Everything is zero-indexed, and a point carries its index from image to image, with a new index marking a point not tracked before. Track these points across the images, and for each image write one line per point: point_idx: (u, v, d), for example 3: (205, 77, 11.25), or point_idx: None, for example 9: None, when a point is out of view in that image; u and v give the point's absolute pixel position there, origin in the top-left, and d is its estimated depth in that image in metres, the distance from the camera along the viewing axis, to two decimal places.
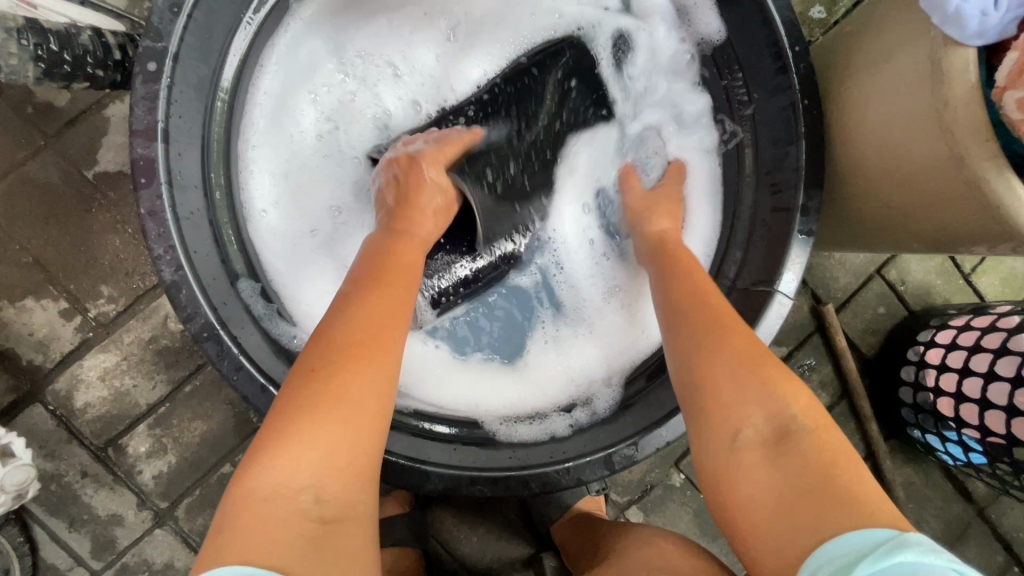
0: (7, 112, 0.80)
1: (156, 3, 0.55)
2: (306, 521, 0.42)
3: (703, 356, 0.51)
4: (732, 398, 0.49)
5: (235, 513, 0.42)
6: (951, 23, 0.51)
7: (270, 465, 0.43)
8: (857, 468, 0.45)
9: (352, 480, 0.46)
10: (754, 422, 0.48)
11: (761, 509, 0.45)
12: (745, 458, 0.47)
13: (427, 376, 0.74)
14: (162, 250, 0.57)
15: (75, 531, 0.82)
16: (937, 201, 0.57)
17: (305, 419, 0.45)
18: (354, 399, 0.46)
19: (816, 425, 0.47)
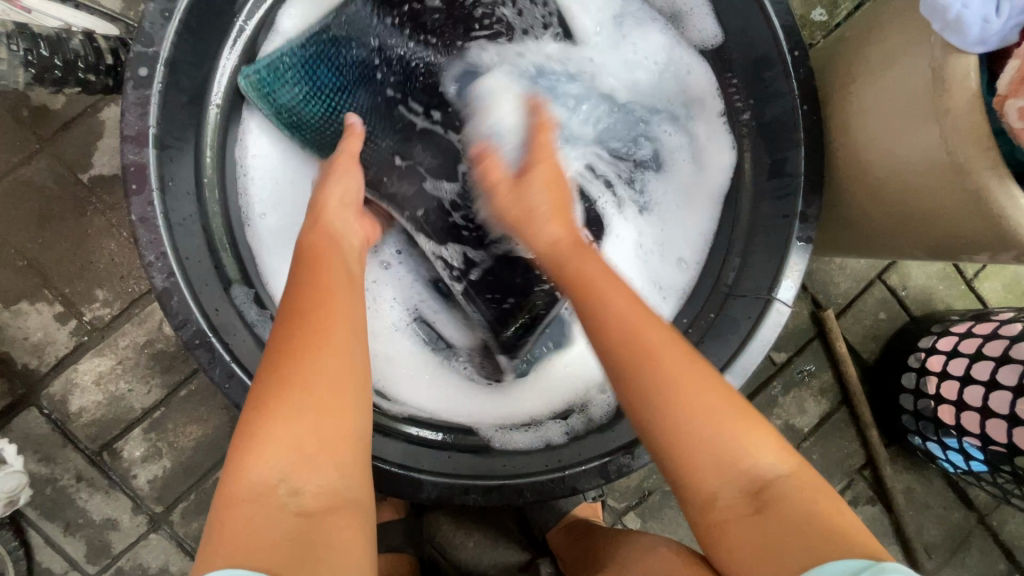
0: (1, 116, 0.80)
1: (148, 8, 0.55)
2: (288, 515, 0.42)
3: (672, 401, 0.46)
4: (708, 454, 0.46)
5: (219, 515, 0.42)
6: (952, 29, 0.50)
7: (248, 465, 0.43)
8: (833, 503, 0.45)
9: (329, 466, 0.44)
10: (728, 486, 0.46)
11: (743, 548, 0.45)
12: (728, 510, 0.46)
13: (432, 392, 0.73)
14: (154, 257, 0.56)
15: (70, 535, 0.82)
16: (938, 209, 0.56)
17: (273, 414, 0.44)
18: (314, 386, 0.45)
19: (789, 469, 0.47)
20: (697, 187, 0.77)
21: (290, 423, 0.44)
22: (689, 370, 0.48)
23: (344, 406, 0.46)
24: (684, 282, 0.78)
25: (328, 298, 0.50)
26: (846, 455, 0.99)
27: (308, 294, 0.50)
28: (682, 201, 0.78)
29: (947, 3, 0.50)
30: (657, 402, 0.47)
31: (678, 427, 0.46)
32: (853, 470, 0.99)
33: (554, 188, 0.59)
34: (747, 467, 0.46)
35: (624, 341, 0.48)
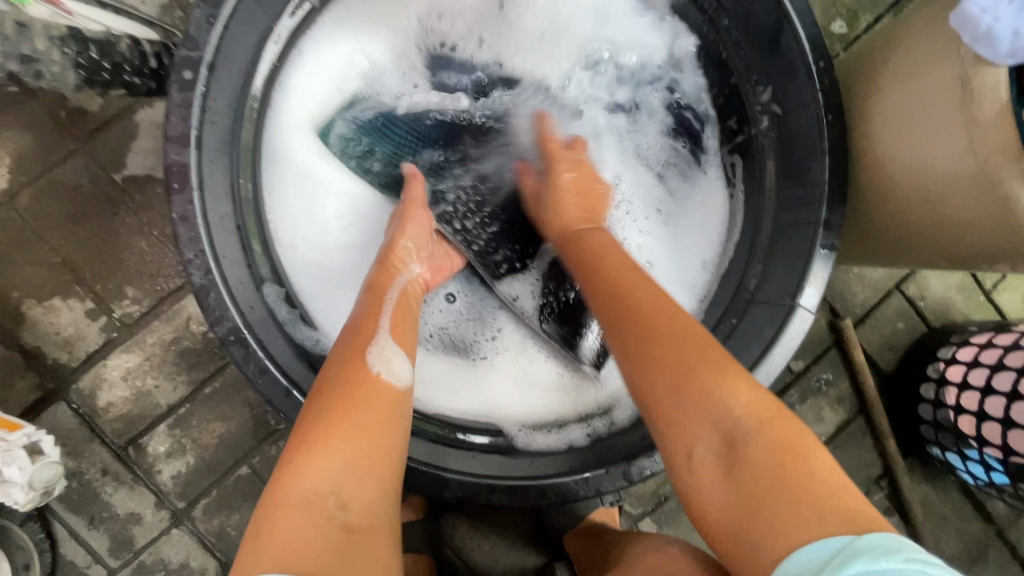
0: (39, 115, 0.82)
1: (194, 15, 0.57)
2: (332, 527, 0.43)
3: (647, 358, 0.49)
4: (680, 405, 0.47)
5: (268, 517, 0.43)
6: (981, 42, 0.51)
7: (301, 474, 0.45)
8: (809, 461, 0.43)
9: (373, 484, 0.46)
10: (704, 438, 0.46)
11: (720, 517, 0.44)
12: (703, 469, 0.46)
13: (466, 393, 0.74)
14: (192, 254, 0.58)
15: (94, 528, 0.83)
16: (966, 219, 0.57)
17: (328, 427, 0.47)
18: (368, 405, 0.49)
19: (759, 421, 0.45)
20: (710, 190, 0.80)
21: (346, 434, 0.47)
22: (673, 323, 0.50)
23: (393, 427, 0.50)
24: (703, 281, 0.80)
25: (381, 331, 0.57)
26: (863, 465, 0.99)
27: (369, 328, 0.56)
28: (700, 204, 0.81)
29: (977, 15, 0.51)
30: (633, 350, 0.50)
31: (653, 365, 0.49)
32: (869, 480, 0.99)
33: (567, 188, 0.70)
34: (718, 417, 0.45)
35: (612, 301, 0.54)
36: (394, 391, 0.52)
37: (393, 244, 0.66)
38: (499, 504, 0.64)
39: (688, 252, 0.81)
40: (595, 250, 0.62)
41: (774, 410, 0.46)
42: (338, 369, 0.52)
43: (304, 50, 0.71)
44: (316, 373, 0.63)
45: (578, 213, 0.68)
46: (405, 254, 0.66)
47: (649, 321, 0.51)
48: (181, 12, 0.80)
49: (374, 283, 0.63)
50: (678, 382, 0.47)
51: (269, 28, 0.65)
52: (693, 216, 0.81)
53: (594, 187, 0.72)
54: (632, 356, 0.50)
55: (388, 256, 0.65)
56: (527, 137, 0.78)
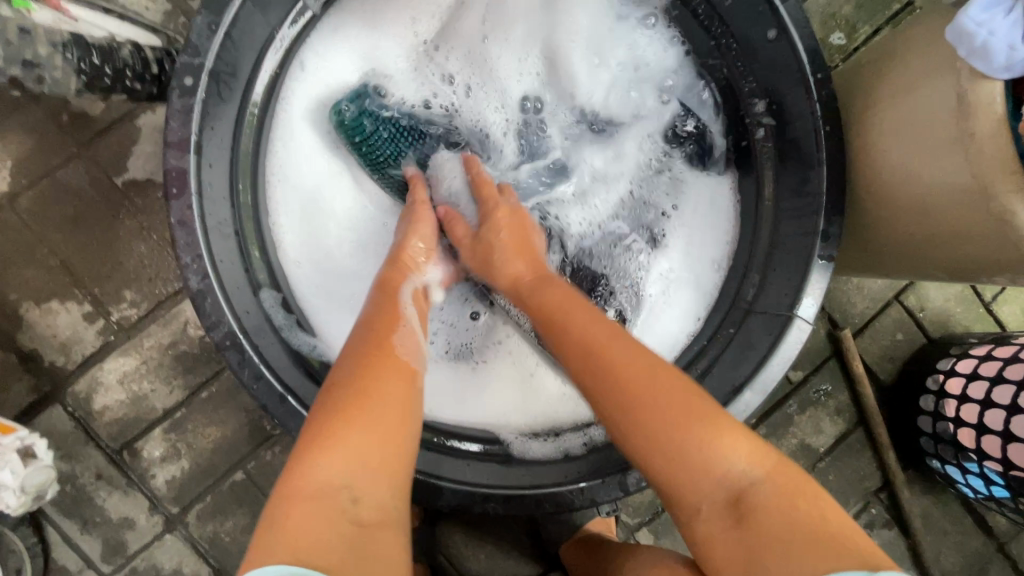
0: (43, 119, 0.82)
1: (195, 22, 0.57)
2: (346, 522, 0.43)
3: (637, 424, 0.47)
4: (680, 466, 0.45)
5: (280, 512, 0.43)
6: (978, 56, 0.52)
7: (316, 465, 0.45)
8: (816, 504, 0.43)
9: (387, 478, 0.46)
10: (710, 496, 0.45)
11: (733, 569, 0.44)
12: (711, 523, 0.45)
13: (464, 399, 0.75)
14: (190, 259, 0.58)
15: (87, 533, 0.83)
16: (966, 232, 0.57)
17: (343, 419, 0.47)
18: (384, 396, 0.49)
19: (763, 472, 0.45)
20: (707, 199, 0.82)
21: (361, 426, 0.47)
22: (647, 381, 0.48)
23: (409, 420, 0.50)
24: (709, 289, 0.80)
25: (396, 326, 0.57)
26: (862, 477, 0.98)
27: (384, 322, 0.57)
28: (699, 214, 0.82)
29: (972, 29, 0.51)
30: (615, 408, 0.48)
31: (640, 427, 0.47)
32: (868, 493, 0.98)
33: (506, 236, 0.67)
34: (721, 473, 0.45)
35: (587, 359, 0.51)
36: (411, 385, 0.52)
37: (406, 245, 0.66)
38: (493, 513, 0.64)
39: (690, 260, 0.82)
40: (552, 303, 0.58)
41: (775, 460, 0.46)
42: (352, 361, 0.52)
43: (306, 60, 0.73)
44: (312, 379, 0.63)
45: (523, 267, 0.64)
46: (417, 256, 0.67)
47: (639, 377, 0.48)
48: (184, 18, 0.82)
49: (384, 280, 0.63)
50: (675, 446, 0.46)
51: (272, 34, 0.65)
52: (692, 224, 0.82)
53: (527, 232, 0.68)
54: (621, 409, 0.48)
55: (399, 257, 0.65)
56: (456, 179, 0.75)
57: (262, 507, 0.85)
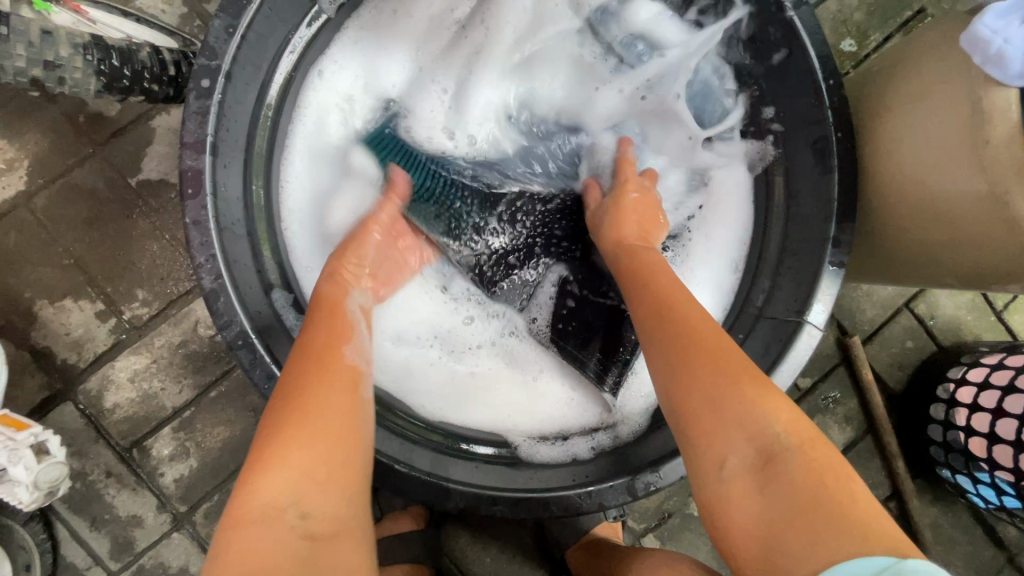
0: (59, 119, 0.83)
1: (213, 24, 0.58)
2: (294, 539, 0.43)
3: (682, 371, 0.48)
4: (720, 416, 0.46)
5: (227, 536, 0.43)
6: (993, 63, 0.52)
7: (257, 489, 0.44)
8: (846, 480, 0.42)
9: (336, 489, 0.46)
10: (737, 450, 0.45)
11: (751, 539, 0.43)
12: (735, 486, 0.44)
13: (473, 406, 0.74)
14: (204, 258, 0.58)
15: (95, 530, 0.83)
16: (980, 238, 0.56)
17: (283, 436, 0.46)
18: (324, 409, 0.48)
19: (799, 441, 0.44)
20: (731, 199, 0.79)
21: (300, 444, 0.46)
22: (712, 332, 0.51)
23: (357, 434, 0.49)
24: (727, 291, 0.79)
25: (336, 337, 0.55)
26: (870, 485, 0.98)
27: (324, 333, 0.55)
28: (722, 215, 0.79)
29: (988, 37, 0.51)
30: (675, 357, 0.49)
31: (695, 376, 0.48)
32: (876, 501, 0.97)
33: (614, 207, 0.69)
34: (755, 430, 0.44)
35: (664, 308, 0.53)
36: (354, 396, 0.51)
37: (347, 254, 0.64)
38: (500, 516, 0.63)
39: (713, 261, 0.79)
40: (640, 267, 0.60)
41: (812, 434, 0.45)
42: (294, 374, 0.51)
43: (322, 68, 0.73)
44: None
45: (635, 230, 0.66)
46: (357, 265, 0.64)
47: (707, 333, 0.50)
48: (200, 22, 0.83)
49: (323, 295, 0.59)
50: (727, 396, 0.46)
51: (287, 37, 0.67)
52: (714, 225, 0.80)
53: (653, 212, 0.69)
54: (680, 352, 0.49)
55: (340, 268, 0.63)
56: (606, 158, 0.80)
57: None
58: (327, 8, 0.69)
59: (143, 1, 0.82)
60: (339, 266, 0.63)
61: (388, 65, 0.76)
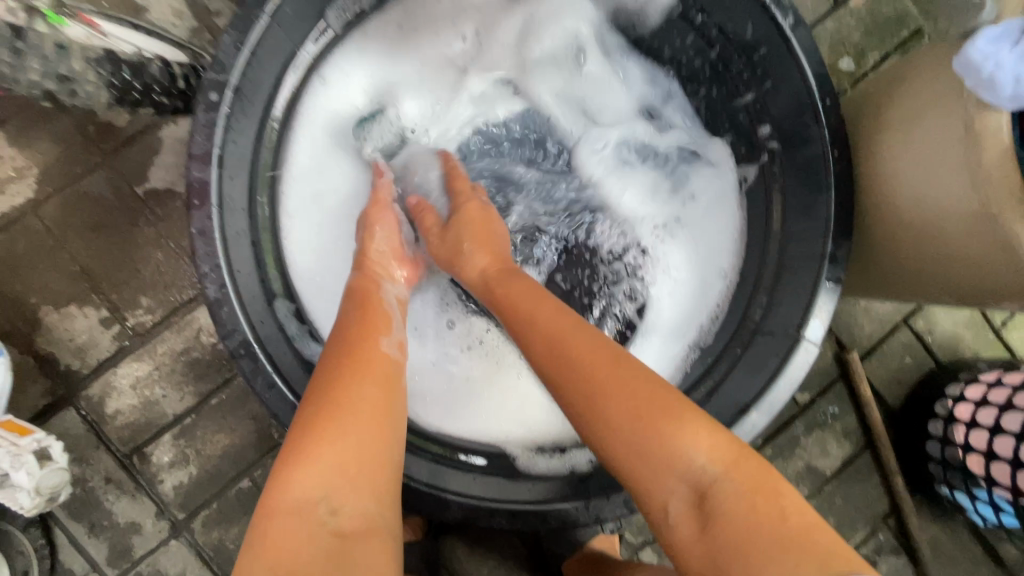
0: (69, 129, 0.85)
1: (223, 41, 0.60)
2: (327, 533, 0.45)
3: (596, 422, 0.47)
4: (644, 461, 0.45)
5: (262, 529, 0.45)
6: (984, 87, 0.52)
7: (291, 482, 0.46)
8: (781, 502, 0.42)
9: (366, 485, 0.48)
10: (675, 491, 0.44)
11: (700, 574, 0.43)
12: (678, 523, 0.44)
13: (469, 412, 0.75)
14: (208, 268, 0.59)
15: (94, 536, 0.83)
16: (973, 258, 0.57)
17: (318, 431, 0.48)
18: (357, 404, 0.51)
19: (724, 468, 0.44)
20: (719, 203, 0.82)
21: (333, 441, 0.48)
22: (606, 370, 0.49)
23: (386, 432, 0.51)
24: (715, 296, 0.80)
25: (371, 333, 0.58)
26: (869, 501, 0.97)
27: (355, 330, 0.58)
28: (707, 221, 0.82)
29: (979, 61, 0.51)
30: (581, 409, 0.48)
31: (604, 421, 0.47)
32: (875, 518, 0.97)
33: (477, 230, 0.68)
34: (683, 470, 0.44)
35: (551, 351, 0.52)
36: (385, 393, 0.53)
37: (368, 250, 0.69)
38: (499, 527, 0.64)
39: (697, 265, 0.83)
40: (523, 293, 0.59)
41: (737, 452, 0.45)
42: (328, 369, 0.54)
43: (324, 74, 0.73)
44: None
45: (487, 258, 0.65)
46: (384, 261, 0.69)
47: (595, 369, 0.49)
48: (209, 35, 0.85)
49: (357, 288, 0.65)
50: (640, 440, 0.45)
51: (293, 52, 0.67)
52: (700, 228, 0.83)
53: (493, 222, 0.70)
54: (581, 401, 0.48)
55: (366, 262, 0.68)
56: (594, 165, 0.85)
57: None
58: (333, 22, 0.70)
59: (154, 15, 0.84)
60: (366, 259, 0.68)
61: (389, 71, 0.79)
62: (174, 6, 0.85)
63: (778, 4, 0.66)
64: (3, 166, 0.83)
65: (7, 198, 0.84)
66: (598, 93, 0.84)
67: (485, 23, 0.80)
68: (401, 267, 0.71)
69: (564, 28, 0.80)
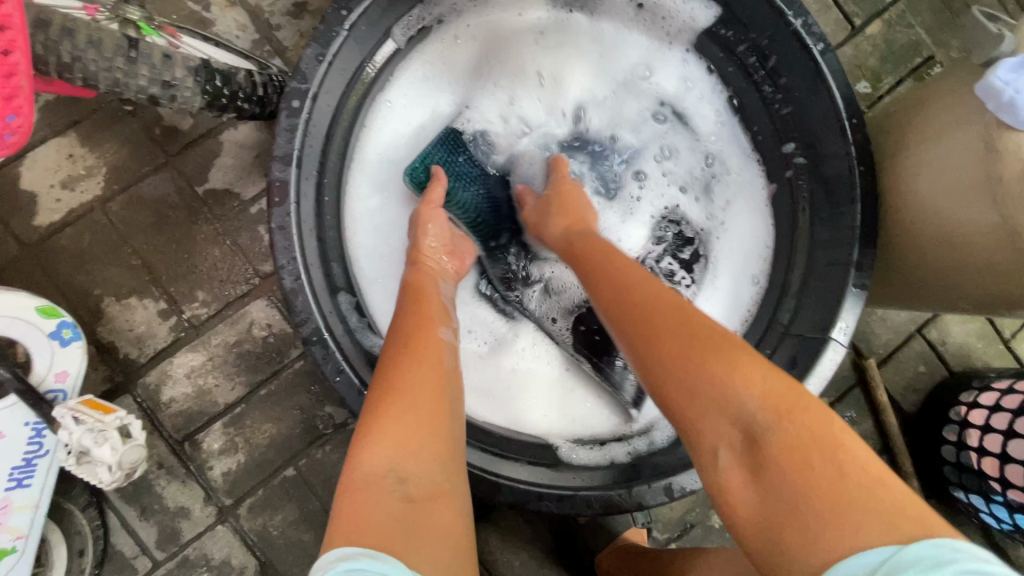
0: (137, 131, 0.90)
1: (306, 53, 0.65)
2: (398, 498, 0.47)
3: (651, 358, 0.50)
4: (696, 397, 0.47)
5: (341, 500, 0.48)
6: (1005, 109, 0.57)
7: (362, 458, 0.49)
8: (840, 454, 0.42)
9: (428, 458, 0.50)
10: (724, 433, 0.45)
11: (750, 517, 0.43)
12: (729, 465, 0.45)
13: (517, 407, 0.80)
14: (285, 260, 0.64)
15: (144, 519, 0.87)
16: (994, 266, 0.62)
17: (381, 414, 0.50)
18: (412, 388, 0.52)
19: (777, 413, 0.44)
20: (750, 213, 0.88)
21: (396, 420, 0.50)
22: (670, 310, 0.52)
23: (442, 411, 0.53)
24: (749, 301, 0.86)
25: (428, 323, 0.60)
26: None
27: (412, 321, 0.60)
28: (739, 233, 0.88)
29: (1001, 86, 0.57)
30: (642, 344, 0.51)
31: (660, 355, 0.49)
32: None
33: (562, 201, 0.74)
34: (732, 413, 0.45)
35: (618, 297, 0.55)
36: (437, 376, 0.55)
37: (421, 245, 0.71)
38: (547, 512, 0.68)
39: (731, 272, 0.88)
40: (598, 252, 0.63)
41: (793, 399, 0.45)
42: (387, 357, 0.56)
43: (387, 93, 0.80)
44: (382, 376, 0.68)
45: (570, 223, 0.70)
46: (433, 254, 0.72)
47: (657, 316, 0.51)
48: (270, 47, 0.91)
49: (412, 281, 0.67)
50: (696, 380, 0.47)
51: (360, 66, 0.73)
52: (733, 240, 0.88)
53: (577, 201, 0.74)
54: (643, 341, 0.51)
55: (419, 257, 0.70)
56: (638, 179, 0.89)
57: (310, 504, 0.89)
58: (399, 39, 0.77)
59: (220, 27, 0.90)
60: (418, 259, 0.70)
61: (442, 85, 0.84)
62: (237, 19, 0.91)
63: (809, 31, 0.72)
64: (74, 164, 0.89)
65: (77, 194, 0.89)
66: (638, 111, 0.89)
67: (530, 40, 0.85)
68: (450, 258, 0.73)
69: (605, 50, 0.87)
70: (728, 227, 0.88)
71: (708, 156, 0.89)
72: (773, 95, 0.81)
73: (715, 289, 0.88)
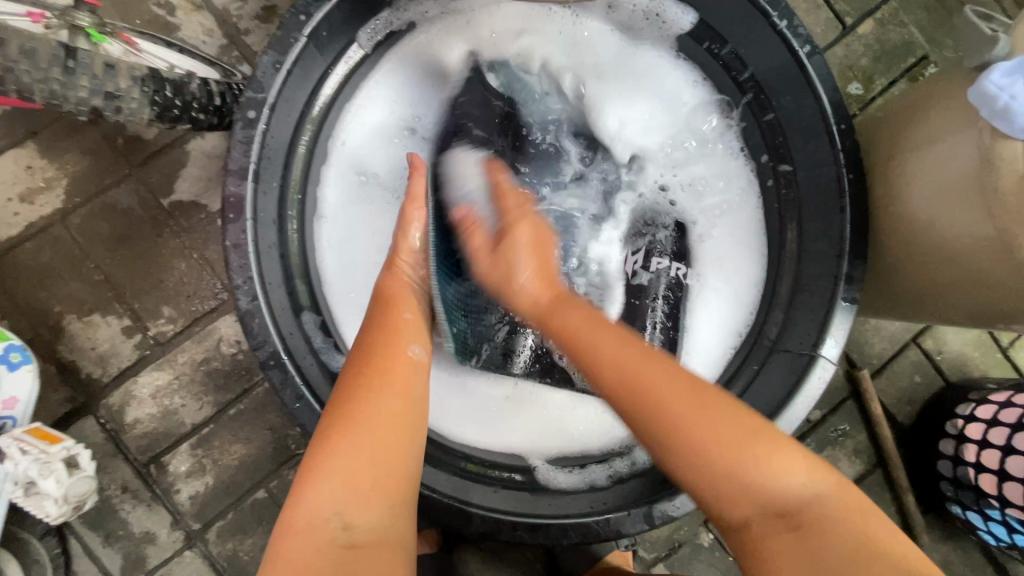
0: (98, 141, 0.86)
1: (262, 61, 0.62)
2: (333, 546, 0.44)
3: (667, 433, 0.46)
4: (728, 473, 0.44)
5: (275, 545, 0.45)
6: (999, 117, 0.53)
7: (303, 500, 0.46)
8: (867, 517, 0.44)
9: (378, 499, 0.47)
10: (760, 510, 0.44)
11: None
12: (761, 534, 0.44)
13: (498, 430, 0.77)
14: (241, 280, 0.61)
15: (108, 546, 0.83)
16: (988, 279, 0.59)
17: (328, 454, 0.47)
18: (372, 423, 0.49)
19: (823, 487, 0.45)
20: (738, 220, 0.83)
21: (344, 457, 0.47)
22: (686, 395, 0.47)
23: (405, 443, 0.49)
24: (747, 306, 0.81)
25: (395, 346, 0.55)
26: None
27: (376, 348, 0.55)
28: (733, 240, 0.83)
29: (995, 92, 0.53)
30: (657, 429, 0.46)
31: (677, 435, 0.46)
32: None
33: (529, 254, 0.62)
34: (773, 494, 0.44)
35: (628, 387, 0.48)
36: (402, 406, 0.51)
37: (398, 245, 0.67)
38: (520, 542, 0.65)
39: (728, 274, 0.83)
40: (581, 319, 0.54)
41: (829, 475, 0.46)
42: (344, 388, 0.51)
43: (355, 100, 0.76)
44: None
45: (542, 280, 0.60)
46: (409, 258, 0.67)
47: (673, 399, 0.47)
48: (238, 53, 0.88)
49: (382, 288, 0.63)
50: (726, 457, 0.45)
51: (324, 74, 0.70)
52: (724, 242, 0.83)
53: (549, 249, 0.64)
54: (665, 436, 0.46)
55: (395, 258, 0.66)
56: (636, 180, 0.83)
57: None
58: (365, 43, 0.74)
59: (184, 33, 0.87)
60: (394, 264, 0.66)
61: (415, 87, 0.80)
62: (203, 24, 0.87)
63: (794, 33, 0.68)
64: (33, 176, 0.85)
65: (36, 208, 0.85)
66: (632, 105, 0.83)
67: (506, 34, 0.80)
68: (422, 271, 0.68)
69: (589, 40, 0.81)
70: (714, 232, 0.83)
71: (697, 158, 0.83)
72: (753, 102, 0.78)
73: (708, 298, 0.83)
